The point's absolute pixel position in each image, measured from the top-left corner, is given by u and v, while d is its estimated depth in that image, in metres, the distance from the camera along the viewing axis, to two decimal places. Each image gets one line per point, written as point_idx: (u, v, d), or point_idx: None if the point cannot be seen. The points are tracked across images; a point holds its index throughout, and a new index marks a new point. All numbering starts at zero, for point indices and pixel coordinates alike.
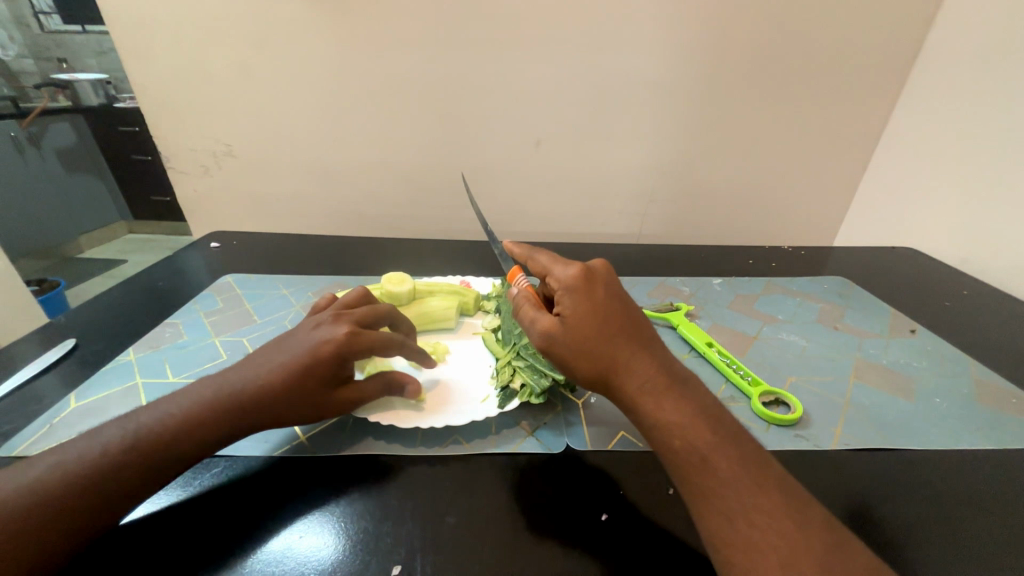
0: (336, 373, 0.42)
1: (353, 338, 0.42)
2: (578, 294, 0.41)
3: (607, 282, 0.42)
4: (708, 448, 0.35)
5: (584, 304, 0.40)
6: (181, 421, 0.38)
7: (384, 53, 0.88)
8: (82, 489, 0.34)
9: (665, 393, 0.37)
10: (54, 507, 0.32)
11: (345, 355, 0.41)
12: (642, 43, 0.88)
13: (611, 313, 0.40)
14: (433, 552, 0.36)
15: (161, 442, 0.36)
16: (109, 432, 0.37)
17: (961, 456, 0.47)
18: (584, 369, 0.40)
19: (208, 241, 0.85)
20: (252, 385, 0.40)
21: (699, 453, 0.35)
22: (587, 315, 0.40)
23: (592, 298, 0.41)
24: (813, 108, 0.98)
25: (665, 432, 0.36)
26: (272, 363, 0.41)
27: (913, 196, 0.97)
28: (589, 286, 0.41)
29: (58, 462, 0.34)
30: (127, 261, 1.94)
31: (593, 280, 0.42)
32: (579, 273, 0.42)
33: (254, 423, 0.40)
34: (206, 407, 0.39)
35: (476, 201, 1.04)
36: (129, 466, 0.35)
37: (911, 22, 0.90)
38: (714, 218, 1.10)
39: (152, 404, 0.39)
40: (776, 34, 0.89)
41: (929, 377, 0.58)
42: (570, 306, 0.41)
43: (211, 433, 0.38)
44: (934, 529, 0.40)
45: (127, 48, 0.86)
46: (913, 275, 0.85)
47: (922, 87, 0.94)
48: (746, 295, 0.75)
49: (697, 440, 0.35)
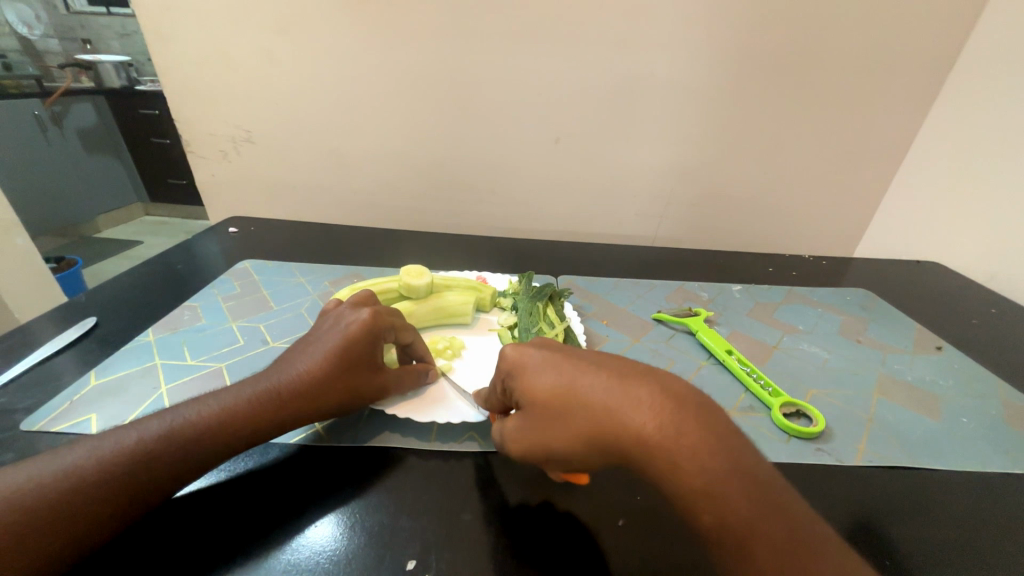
0: (370, 353, 0.44)
1: (377, 316, 0.44)
2: (520, 368, 0.38)
3: (562, 350, 0.39)
4: (740, 519, 0.29)
5: (534, 374, 0.37)
6: (220, 414, 0.38)
7: (405, 42, 0.87)
8: (117, 478, 0.33)
9: (677, 452, 0.31)
10: (89, 495, 0.32)
11: (375, 332, 0.44)
12: (669, 42, 0.87)
13: (567, 370, 0.37)
14: (448, 549, 0.36)
15: (199, 435, 0.37)
16: (141, 422, 0.37)
17: (992, 480, 0.46)
18: (569, 442, 0.35)
19: (227, 227, 0.86)
20: (293, 374, 0.41)
21: (731, 522, 0.29)
22: (542, 385, 0.36)
23: (540, 366, 0.37)
24: (840, 115, 0.96)
25: (689, 499, 0.30)
26: (304, 354, 0.43)
27: (942, 209, 0.94)
28: (525, 359, 0.39)
29: (95, 448, 0.34)
30: (143, 243, 1.97)
31: (534, 354, 0.38)
32: (512, 349, 0.40)
33: (280, 420, 0.40)
34: (242, 400, 0.39)
35: (491, 196, 1.03)
36: (166, 457, 0.35)
37: (948, 27, 0.87)
38: (732, 223, 1.08)
39: (190, 397, 0.40)
40: (807, 36, 0.87)
41: (955, 396, 0.57)
42: (521, 384, 0.38)
43: (252, 426, 0.39)
44: (967, 554, 0.38)
45: (150, 30, 0.86)
46: (939, 290, 0.83)
47: (955, 97, 0.91)
48: (765, 303, 0.73)
49: (727, 507, 0.29)
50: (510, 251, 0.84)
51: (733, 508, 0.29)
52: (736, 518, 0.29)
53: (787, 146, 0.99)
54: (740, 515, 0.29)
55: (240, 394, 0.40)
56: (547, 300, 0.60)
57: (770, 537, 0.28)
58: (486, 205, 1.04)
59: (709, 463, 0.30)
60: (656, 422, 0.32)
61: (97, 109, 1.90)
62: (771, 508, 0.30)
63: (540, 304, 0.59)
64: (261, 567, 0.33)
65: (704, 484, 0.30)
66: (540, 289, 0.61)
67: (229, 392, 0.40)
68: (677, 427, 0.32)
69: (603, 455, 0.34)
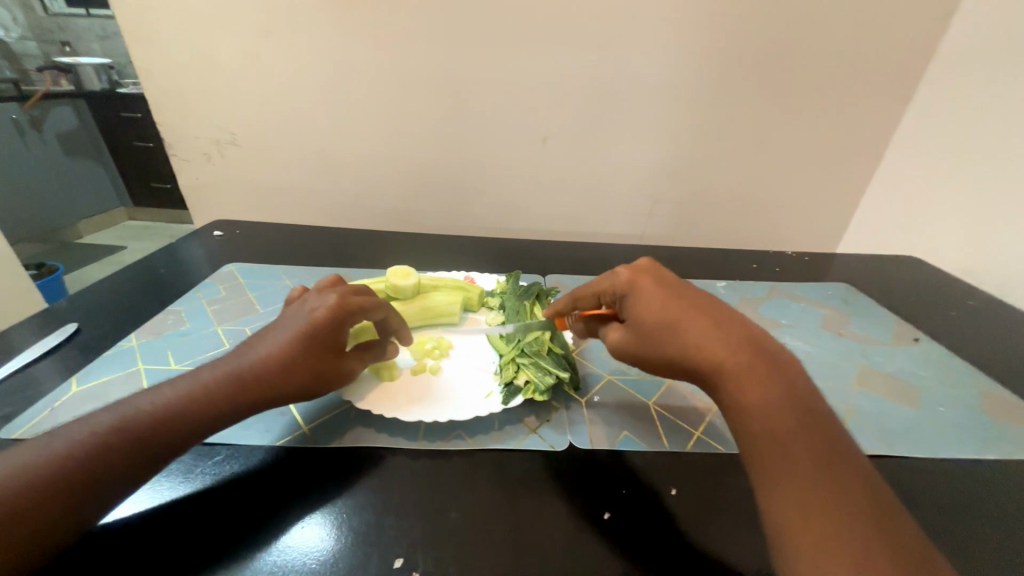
0: (333, 337, 0.43)
1: (344, 301, 0.44)
2: (637, 292, 0.43)
3: (674, 284, 0.43)
4: (792, 440, 0.34)
5: (645, 300, 0.42)
6: (180, 403, 0.38)
7: (391, 43, 0.87)
8: (76, 474, 0.33)
9: (755, 380, 0.37)
10: (42, 493, 0.32)
11: (340, 317, 0.43)
12: (652, 43, 0.88)
13: (676, 302, 0.41)
14: (435, 547, 0.36)
15: (156, 425, 0.36)
16: (94, 416, 0.36)
17: (966, 466, 0.47)
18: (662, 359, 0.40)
19: (212, 230, 0.85)
20: (254, 360, 0.41)
21: (779, 436, 0.35)
22: (652, 310, 0.41)
23: (652, 294, 0.42)
24: (821, 114, 0.98)
25: (747, 414, 0.36)
26: (267, 339, 0.42)
27: (920, 205, 0.97)
28: (641, 286, 0.43)
29: (44, 446, 0.33)
30: (128, 248, 1.93)
31: (652, 285, 0.43)
32: (628, 274, 0.44)
33: (243, 407, 0.40)
34: (199, 387, 0.39)
35: (480, 196, 1.03)
36: (126, 450, 0.35)
37: (922, 28, 0.90)
38: (718, 220, 1.10)
39: (146, 388, 0.39)
40: (786, 37, 0.89)
41: (932, 386, 0.58)
42: (632, 305, 0.43)
43: (212, 413, 0.38)
44: (939, 536, 0.40)
45: (130, 33, 0.85)
46: (917, 284, 0.85)
47: (930, 96, 0.94)
48: (750, 298, 0.75)
49: (782, 431, 0.35)
50: (498, 251, 0.84)
51: (785, 429, 0.35)
52: (788, 435, 0.35)
53: (770, 144, 1.00)
54: (794, 440, 0.34)
55: (197, 379, 0.39)
56: (534, 299, 0.61)
57: (811, 455, 0.34)
58: (475, 206, 1.05)
59: (776, 396, 0.36)
60: (739, 358, 0.37)
61: (77, 112, 1.87)
62: (819, 436, 0.35)
63: (527, 303, 0.60)
64: (248, 567, 0.34)
65: (768, 409, 0.36)
66: (527, 288, 0.62)
67: (183, 379, 0.39)
68: (758, 366, 0.37)
69: (690, 372, 0.39)
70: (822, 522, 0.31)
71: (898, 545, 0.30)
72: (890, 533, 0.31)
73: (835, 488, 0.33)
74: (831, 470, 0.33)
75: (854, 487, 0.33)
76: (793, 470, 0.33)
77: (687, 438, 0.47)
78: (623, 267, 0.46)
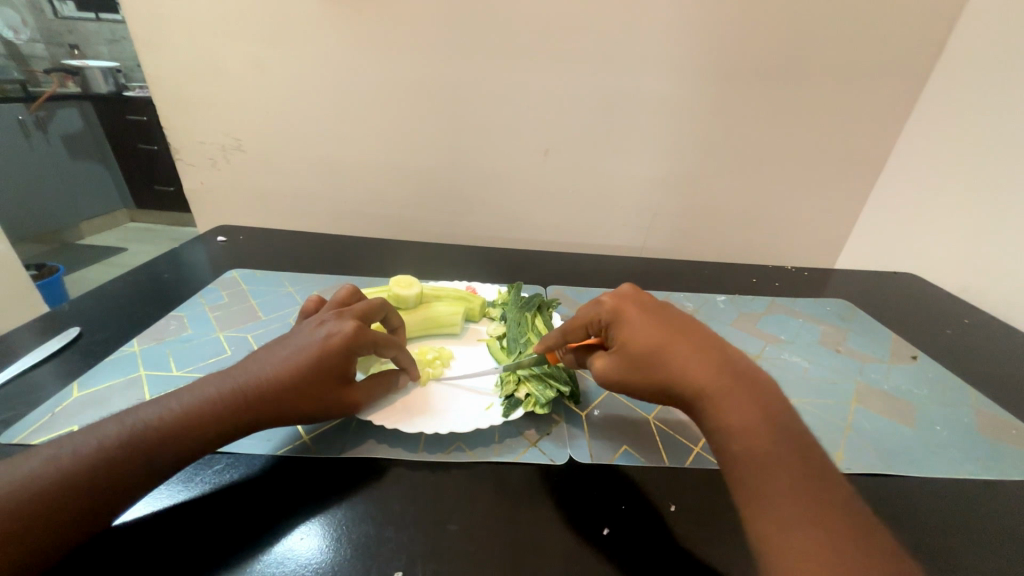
0: (344, 367, 0.43)
1: (360, 331, 0.44)
2: (624, 320, 0.43)
3: (659, 311, 0.44)
4: (768, 455, 0.35)
5: (631, 327, 0.42)
6: (183, 416, 0.37)
7: (398, 54, 0.88)
8: (78, 484, 0.33)
9: (733, 400, 0.37)
10: (49, 502, 0.32)
11: (354, 347, 0.43)
12: (654, 59, 0.90)
13: (661, 329, 0.42)
14: (434, 560, 0.36)
15: (163, 436, 0.36)
16: (99, 425, 0.36)
17: (964, 485, 0.47)
18: (649, 386, 0.41)
19: (215, 236, 0.85)
20: (260, 379, 0.40)
21: (756, 453, 0.35)
22: (638, 337, 0.42)
23: (637, 321, 0.43)
24: (820, 131, 0.99)
25: (726, 435, 0.37)
26: (275, 358, 0.42)
27: (917, 223, 0.98)
28: (628, 315, 0.43)
29: (50, 455, 0.34)
30: (128, 251, 1.93)
31: (638, 313, 0.43)
32: (613, 302, 0.45)
33: (250, 422, 0.40)
34: (205, 400, 0.38)
35: (482, 206, 1.04)
36: (127, 462, 0.35)
37: (918, 50, 0.92)
38: (717, 234, 1.11)
39: (152, 398, 0.39)
40: (785, 56, 0.91)
41: (929, 404, 0.59)
42: (618, 333, 0.43)
43: (214, 429, 0.38)
44: (937, 556, 0.40)
45: (141, 39, 0.86)
46: (915, 301, 0.86)
47: (926, 116, 0.96)
48: (749, 313, 0.75)
49: (757, 445, 0.36)
50: (498, 261, 0.84)
51: (763, 449, 0.35)
52: (767, 456, 0.35)
53: (769, 159, 1.02)
54: (770, 454, 0.35)
55: (204, 392, 0.39)
56: (536, 310, 0.60)
57: (790, 475, 0.34)
58: (477, 215, 1.05)
59: (752, 413, 0.37)
60: (722, 383, 0.38)
61: (84, 115, 1.89)
62: (798, 457, 0.35)
63: (528, 314, 0.59)
64: None
65: (746, 425, 0.36)
66: (529, 299, 0.62)
67: (190, 391, 0.39)
68: (737, 388, 0.38)
69: (675, 399, 0.40)
70: (801, 538, 0.32)
71: (881, 562, 0.30)
72: (871, 551, 0.31)
73: (814, 506, 0.33)
74: (808, 485, 0.34)
75: (834, 506, 0.33)
76: (771, 485, 0.34)
77: (687, 453, 0.47)
78: (608, 296, 0.46)
